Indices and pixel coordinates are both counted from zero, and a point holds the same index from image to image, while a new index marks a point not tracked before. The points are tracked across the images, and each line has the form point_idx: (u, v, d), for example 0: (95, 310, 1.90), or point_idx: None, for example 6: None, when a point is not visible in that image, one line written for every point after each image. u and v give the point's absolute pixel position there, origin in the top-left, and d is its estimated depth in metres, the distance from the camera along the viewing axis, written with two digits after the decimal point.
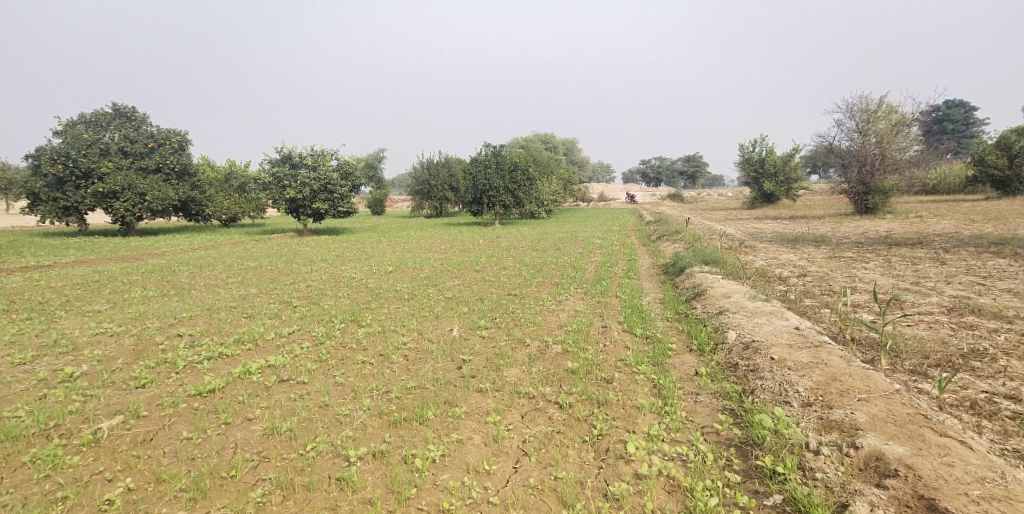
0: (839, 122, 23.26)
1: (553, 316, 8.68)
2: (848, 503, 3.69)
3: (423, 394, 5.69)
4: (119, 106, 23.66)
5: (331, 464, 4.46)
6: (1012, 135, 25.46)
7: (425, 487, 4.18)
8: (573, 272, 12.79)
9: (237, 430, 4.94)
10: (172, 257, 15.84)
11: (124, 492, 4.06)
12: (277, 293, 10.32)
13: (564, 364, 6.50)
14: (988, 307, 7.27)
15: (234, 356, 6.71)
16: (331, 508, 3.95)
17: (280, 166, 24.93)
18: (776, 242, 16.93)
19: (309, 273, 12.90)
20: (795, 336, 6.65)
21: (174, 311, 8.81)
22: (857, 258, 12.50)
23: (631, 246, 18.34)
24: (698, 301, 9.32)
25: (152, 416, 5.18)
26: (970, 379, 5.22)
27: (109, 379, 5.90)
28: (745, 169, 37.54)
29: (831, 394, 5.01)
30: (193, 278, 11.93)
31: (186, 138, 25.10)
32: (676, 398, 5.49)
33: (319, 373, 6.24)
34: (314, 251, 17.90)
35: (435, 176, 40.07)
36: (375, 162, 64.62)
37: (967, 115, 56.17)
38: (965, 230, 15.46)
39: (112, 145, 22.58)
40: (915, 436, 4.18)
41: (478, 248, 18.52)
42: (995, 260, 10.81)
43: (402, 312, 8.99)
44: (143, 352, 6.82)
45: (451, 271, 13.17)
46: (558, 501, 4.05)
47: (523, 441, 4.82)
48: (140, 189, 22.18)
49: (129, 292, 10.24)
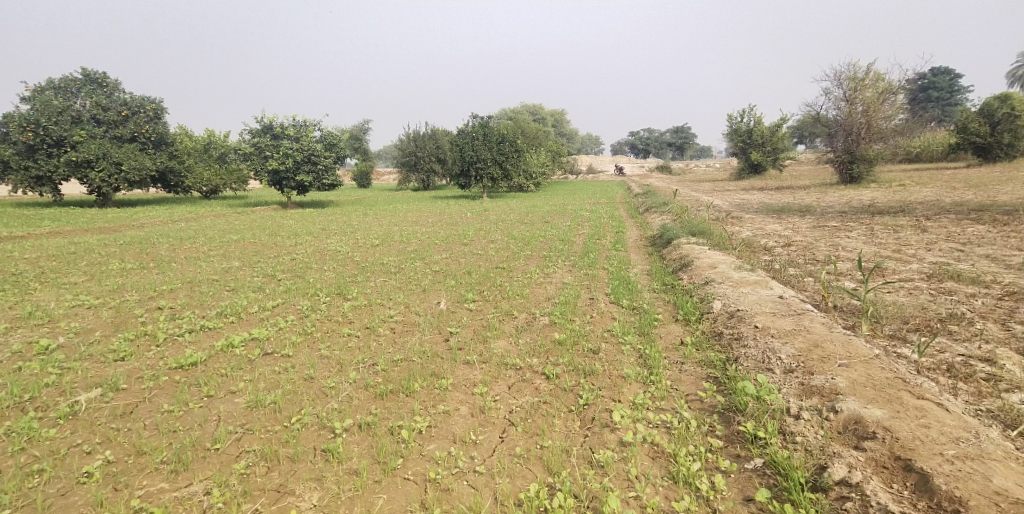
0: (827, 91, 23.13)
1: (541, 288, 8.69)
2: (826, 466, 3.74)
3: (410, 366, 5.67)
4: (89, 72, 22.80)
5: (316, 435, 4.45)
6: (995, 102, 25.61)
7: (412, 457, 4.20)
8: (561, 245, 12.75)
9: (219, 403, 4.90)
10: (150, 229, 15.49)
11: (103, 465, 4.03)
12: (261, 266, 10.19)
13: (552, 334, 6.54)
14: (966, 273, 7.40)
15: (216, 329, 6.64)
16: (317, 479, 3.95)
17: (261, 136, 24.38)
18: (761, 213, 17.00)
19: (293, 247, 12.72)
20: (778, 305, 6.70)
21: (154, 283, 8.67)
22: (841, 227, 12.61)
23: (619, 218, 18.36)
24: (685, 272, 9.35)
25: (131, 389, 5.12)
26: (948, 342, 5.33)
27: (86, 352, 5.80)
28: (732, 140, 37.39)
29: (813, 360, 5.08)
30: (173, 251, 11.70)
31: (161, 106, 24.38)
32: (662, 367, 5.54)
33: (304, 345, 6.21)
34: (299, 224, 17.71)
35: (422, 148, 39.43)
36: (361, 134, 63.79)
37: (953, 83, 56.28)
38: (946, 198, 15.68)
39: (84, 113, 21.87)
40: (894, 399, 4.25)
41: (466, 221, 18.39)
42: (975, 226, 10.97)
43: (388, 285, 8.91)
44: (121, 325, 6.72)
45: (438, 245, 13.08)
46: (544, 469, 4.08)
47: (509, 411, 4.84)
48: (116, 158, 21.71)
49: (107, 264, 10.05)
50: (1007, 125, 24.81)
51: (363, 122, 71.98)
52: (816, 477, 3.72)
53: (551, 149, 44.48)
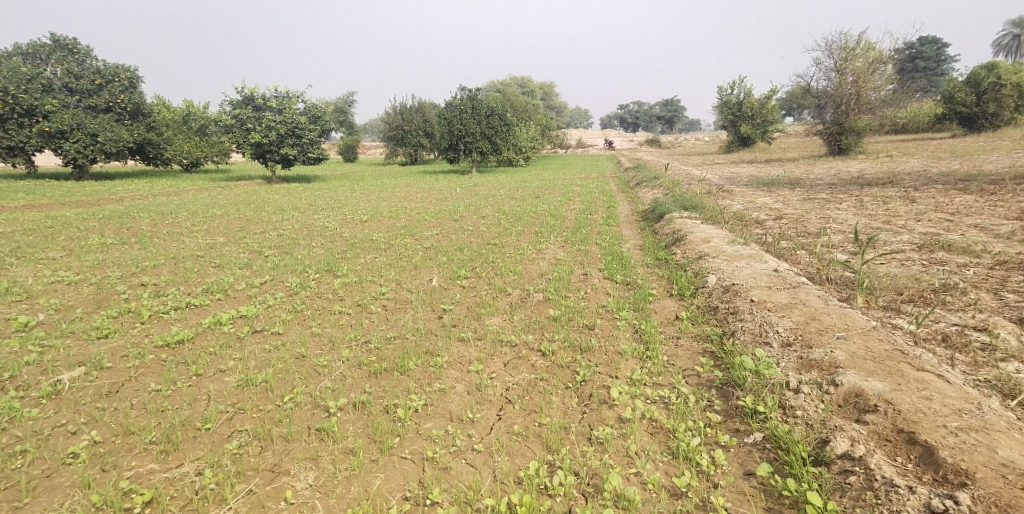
0: (818, 61, 22.83)
1: (534, 265, 8.58)
2: (829, 440, 3.73)
3: (404, 344, 5.57)
4: (58, 37, 21.84)
5: (310, 414, 4.35)
6: (981, 71, 25.53)
7: (408, 436, 4.12)
8: (553, 220, 12.62)
9: (209, 382, 4.76)
10: (130, 203, 15.02)
11: (89, 445, 3.91)
12: (247, 242, 9.93)
13: (546, 311, 6.45)
14: (957, 243, 7.39)
15: (203, 306, 6.45)
16: (312, 458, 3.87)
17: (242, 107, 23.63)
18: (752, 186, 16.94)
19: (280, 222, 12.41)
20: (773, 278, 6.67)
21: (136, 259, 8.40)
22: (831, 199, 12.60)
23: (610, 193, 18.26)
24: (678, 246, 9.27)
25: (116, 367, 4.96)
26: (941, 312, 5.34)
27: (68, 329, 5.61)
28: (722, 113, 37.06)
29: (811, 333, 5.07)
30: (155, 226, 11.35)
31: (137, 75, 23.54)
32: (658, 342, 5.50)
33: (294, 323, 6.07)
34: (285, 199, 17.33)
35: (409, 122, 38.67)
36: (346, 107, 62.57)
37: (939, 53, 56.43)
38: (933, 168, 15.74)
39: (55, 81, 20.99)
40: (894, 372, 4.23)
41: (456, 196, 18.14)
42: (962, 196, 11.01)
43: (378, 261, 8.74)
44: (104, 301, 6.51)
45: (428, 220, 12.87)
46: (543, 447, 4.03)
47: (506, 388, 4.77)
48: (91, 129, 20.97)
49: (86, 239, 9.71)
50: (993, 95, 24.82)
51: (347, 94, 70.16)
52: (818, 452, 3.71)
53: (540, 122, 43.85)
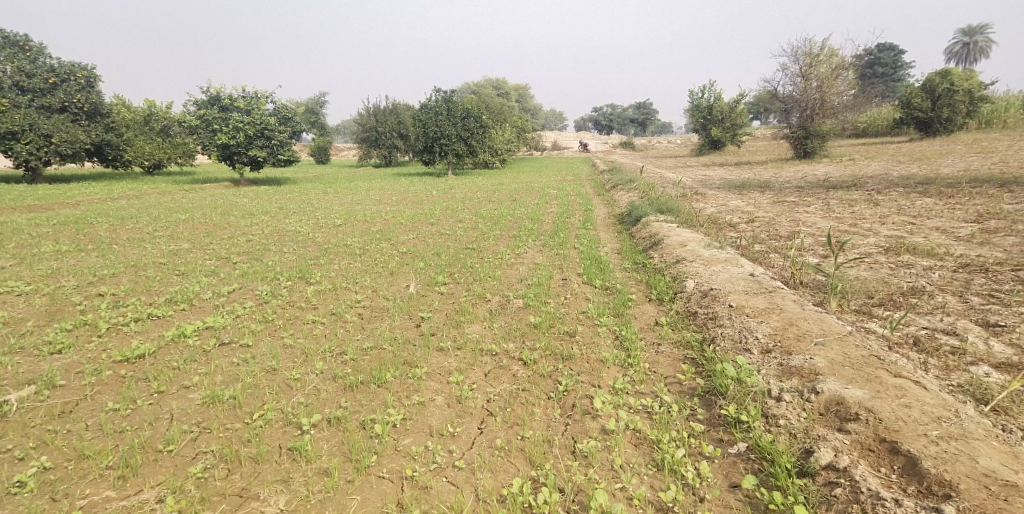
0: (784, 67, 23.41)
1: (513, 270, 8.48)
2: (813, 450, 3.73)
3: (380, 355, 5.39)
4: (8, 33, 20.66)
5: (282, 432, 4.15)
6: (936, 77, 26.54)
7: (386, 453, 3.96)
8: (530, 223, 12.55)
9: (172, 399, 4.50)
10: (88, 207, 14.35)
11: (39, 472, 3.63)
12: (214, 248, 9.56)
13: (526, 318, 6.35)
14: (922, 245, 7.59)
15: (166, 317, 6.14)
16: (284, 481, 3.68)
17: (207, 107, 22.93)
18: (724, 189, 17.21)
19: (248, 227, 12.02)
20: (750, 283, 6.71)
21: (94, 267, 7.98)
22: (800, 202, 12.88)
23: (586, 196, 18.32)
24: (655, 250, 9.29)
25: (70, 385, 4.65)
26: (912, 316, 5.44)
27: (17, 344, 5.26)
28: (693, 116, 37.70)
29: (789, 339, 5.09)
30: (114, 232, 10.83)
31: (94, 74, 22.51)
32: (639, 349, 5.45)
33: (265, 333, 5.82)
34: (254, 202, 16.86)
35: (382, 122, 38.16)
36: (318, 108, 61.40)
37: (896, 59, 58.56)
38: (894, 171, 16.26)
39: (5, 79, 19.93)
40: (873, 379, 4.27)
41: (431, 199, 17.92)
42: (923, 199, 11.37)
43: (353, 267, 8.51)
44: (57, 313, 6.14)
45: (403, 224, 12.64)
46: (526, 462, 3.93)
47: (487, 400, 4.64)
48: (44, 130, 20.02)
49: (38, 246, 9.19)
50: (947, 101, 25.82)
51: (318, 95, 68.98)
52: (803, 462, 3.70)
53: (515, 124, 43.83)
